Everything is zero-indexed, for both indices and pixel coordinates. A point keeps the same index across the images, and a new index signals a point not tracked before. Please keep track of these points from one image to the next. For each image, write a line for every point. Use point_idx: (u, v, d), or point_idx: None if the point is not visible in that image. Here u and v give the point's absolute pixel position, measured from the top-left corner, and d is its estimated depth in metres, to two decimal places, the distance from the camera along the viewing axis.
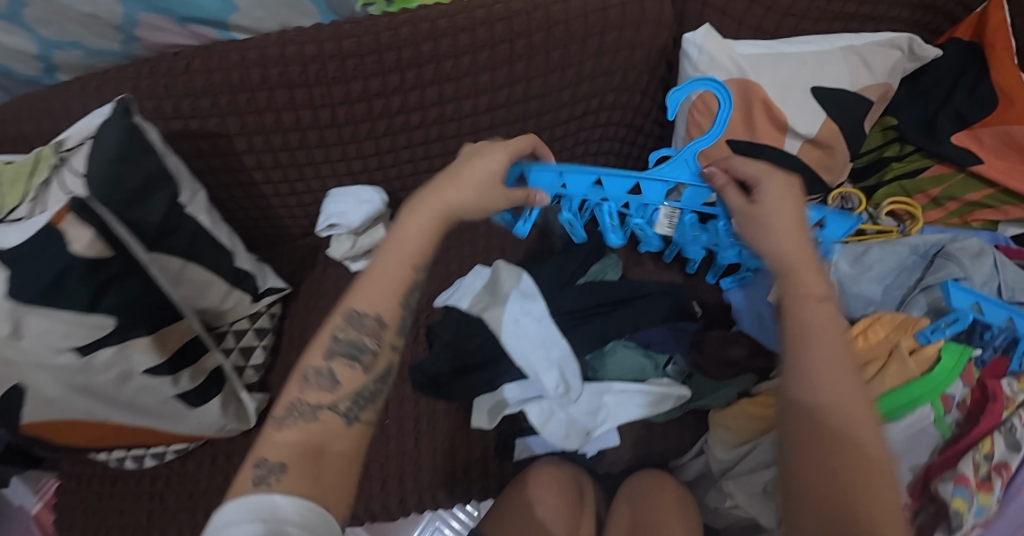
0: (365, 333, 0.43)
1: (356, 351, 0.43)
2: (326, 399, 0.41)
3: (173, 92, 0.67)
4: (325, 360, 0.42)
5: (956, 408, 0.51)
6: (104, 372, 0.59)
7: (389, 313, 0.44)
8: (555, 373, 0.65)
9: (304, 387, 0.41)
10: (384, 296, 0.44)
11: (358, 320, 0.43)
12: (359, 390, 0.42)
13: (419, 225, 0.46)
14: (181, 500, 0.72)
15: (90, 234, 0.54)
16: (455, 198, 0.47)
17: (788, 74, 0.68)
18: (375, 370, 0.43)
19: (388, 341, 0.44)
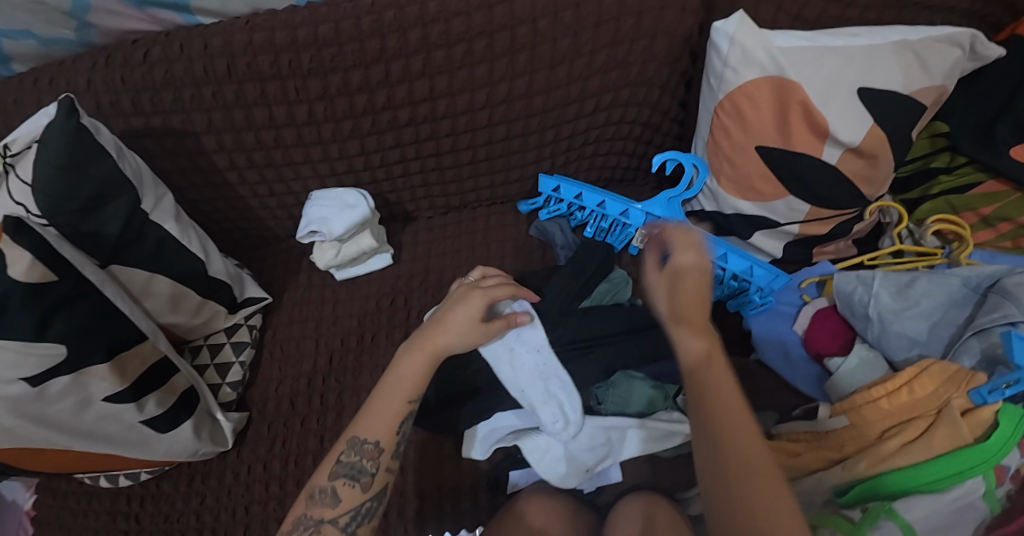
0: (365, 456, 0.47)
1: (356, 471, 0.47)
2: (328, 515, 0.45)
3: (133, 86, 0.60)
4: (328, 480, 0.46)
5: (1009, 479, 0.43)
6: (60, 401, 0.54)
7: (388, 439, 0.48)
8: (553, 407, 0.59)
9: (310, 503, 0.45)
10: (385, 428, 0.48)
11: (358, 447, 0.47)
12: (359, 506, 0.46)
13: (412, 368, 0.50)
14: (156, 523, 0.68)
15: (29, 256, 0.46)
16: (447, 337, 0.51)
17: (834, 70, 0.58)
18: (374, 487, 0.47)
19: (386, 463, 0.48)
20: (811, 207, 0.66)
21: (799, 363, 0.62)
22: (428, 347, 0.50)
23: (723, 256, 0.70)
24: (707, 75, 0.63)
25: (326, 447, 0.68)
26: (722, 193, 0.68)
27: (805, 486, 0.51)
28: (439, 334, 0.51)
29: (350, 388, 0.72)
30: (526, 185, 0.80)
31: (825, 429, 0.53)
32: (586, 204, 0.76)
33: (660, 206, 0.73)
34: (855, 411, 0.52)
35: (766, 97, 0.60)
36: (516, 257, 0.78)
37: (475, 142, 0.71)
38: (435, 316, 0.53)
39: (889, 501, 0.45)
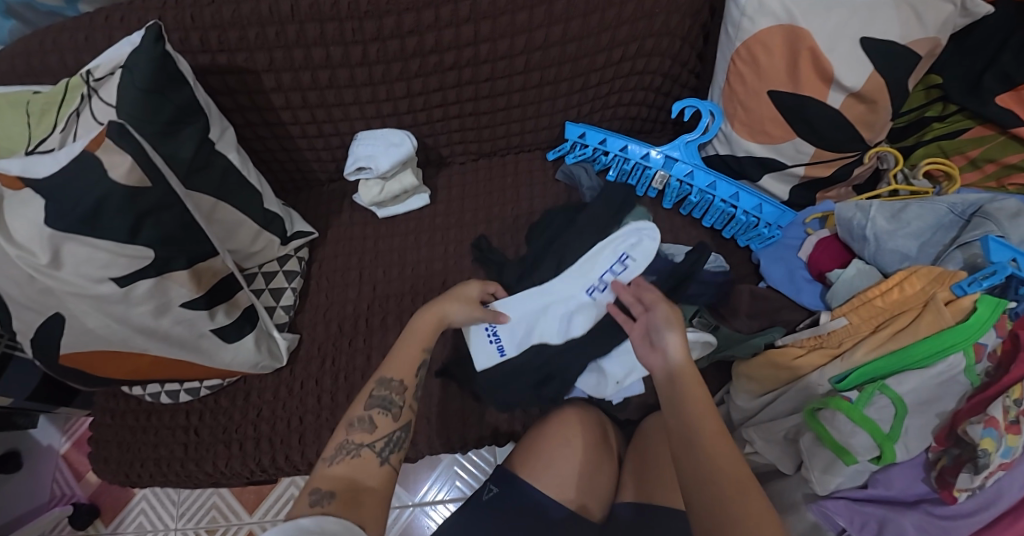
0: (393, 391, 0.54)
1: (386, 402, 0.53)
2: (366, 439, 0.50)
3: (201, 24, 0.64)
4: (364, 410, 0.52)
5: (987, 357, 0.51)
6: (142, 304, 0.59)
7: (411, 378, 0.56)
8: (583, 314, 0.70)
9: (350, 430, 0.50)
10: (403, 368, 0.56)
11: (387, 384, 0.54)
12: (390, 434, 0.52)
13: (422, 325, 0.59)
14: (215, 434, 0.74)
15: (128, 161, 0.51)
16: (451, 310, 0.62)
17: (839, 22, 0.64)
18: (402, 418, 0.54)
19: (408, 400, 0.55)
20: (815, 148, 0.72)
21: (804, 284, 0.71)
22: (436, 312, 0.61)
23: (734, 195, 0.79)
24: (726, 25, 0.71)
25: (373, 364, 0.76)
26: (735, 136, 0.76)
27: (813, 380, 0.60)
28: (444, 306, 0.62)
29: (393, 311, 0.79)
30: (552, 133, 0.87)
31: (826, 331, 0.61)
32: (609, 149, 0.82)
33: (679, 149, 0.81)
34: (854, 311, 0.60)
35: (779, 44, 0.67)
36: (544, 198, 0.86)
37: (510, 87, 0.77)
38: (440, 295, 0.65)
39: (883, 380, 0.54)
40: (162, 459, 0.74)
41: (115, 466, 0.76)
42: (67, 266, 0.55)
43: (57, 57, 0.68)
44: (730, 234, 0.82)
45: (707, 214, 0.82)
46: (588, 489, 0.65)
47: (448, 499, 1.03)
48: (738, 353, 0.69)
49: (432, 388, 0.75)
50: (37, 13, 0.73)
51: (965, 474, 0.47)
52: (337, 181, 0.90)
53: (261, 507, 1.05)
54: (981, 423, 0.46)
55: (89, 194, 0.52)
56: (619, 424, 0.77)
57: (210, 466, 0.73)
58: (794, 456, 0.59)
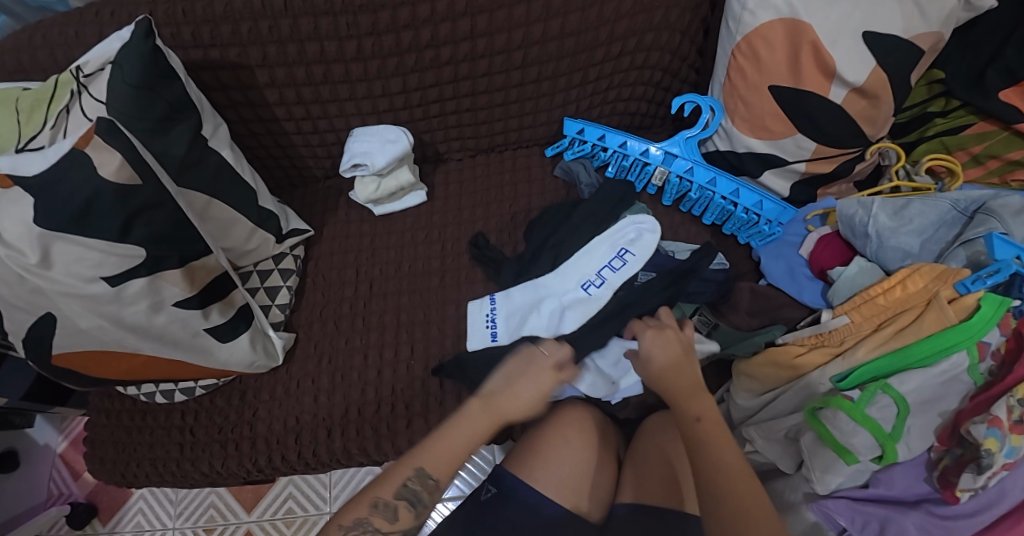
0: (425, 489, 0.53)
1: (416, 499, 0.53)
2: (384, 527, 0.51)
3: (192, 18, 0.63)
4: (392, 497, 0.52)
5: (990, 356, 0.51)
6: (134, 304, 0.58)
7: (447, 480, 0.54)
8: (574, 311, 0.70)
9: (372, 510, 0.52)
10: (448, 468, 0.54)
11: (423, 480, 0.53)
12: (410, 529, 0.53)
13: (486, 422, 0.56)
14: (211, 434, 0.73)
15: (118, 160, 0.51)
16: (524, 399, 0.58)
17: (841, 16, 0.63)
18: (422, 519, 0.54)
19: (437, 495, 0.54)
20: (817, 144, 0.72)
21: (805, 282, 0.70)
22: (504, 410, 0.57)
23: (735, 192, 0.78)
24: (727, 19, 0.69)
25: (371, 363, 0.76)
26: (735, 132, 0.75)
27: (813, 378, 0.59)
28: (521, 388, 0.58)
29: (391, 310, 0.79)
30: (551, 129, 0.86)
31: (828, 329, 0.60)
32: (608, 145, 0.82)
33: (678, 145, 0.80)
34: (856, 310, 0.59)
35: (779, 39, 0.66)
36: (543, 195, 0.85)
37: (508, 83, 0.76)
38: (502, 376, 0.60)
39: (885, 379, 0.53)
40: (158, 459, 0.74)
41: (111, 466, 0.75)
42: (57, 266, 0.54)
43: (46, 53, 0.67)
44: (730, 230, 0.80)
45: (707, 211, 0.81)
46: (588, 488, 0.65)
47: (447, 497, 1.02)
48: (738, 351, 0.68)
49: (429, 388, 0.74)
50: (26, 7, 0.72)
51: (968, 474, 0.47)
52: (333, 178, 0.89)
53: (260, 506, 1.05)
54: (985, 423, 0.46)
55: (78, 192, 0.51)
56: (619, 423, 0.77)
57: (206, 466, 0.72)
58: (794, 455, 0.59)
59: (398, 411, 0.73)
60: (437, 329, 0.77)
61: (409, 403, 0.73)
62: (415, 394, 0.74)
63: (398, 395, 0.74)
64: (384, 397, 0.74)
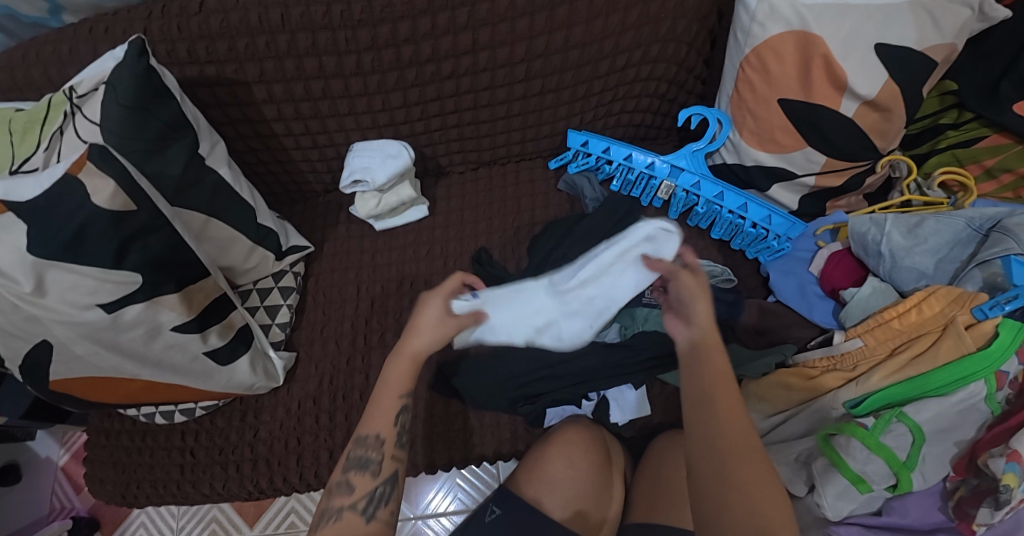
0: (370, 448, 0.50)
1: (363, 461, 0.49)
2: (346, 502, 0.47)
3: (188, 35, 0.61)
4: (342, 474, 0.49)
5: (1008, 384, 0.50)
6: (132, 329, 0.57)
7: (389, 430, 0.50)
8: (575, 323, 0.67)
9: (330, 496, 0.48)
10: (382, 420, 0.50)
11: (364, 442, 0.50)
12: (372, 492, 0.48)
13: (396, 369, 0.51)
14: (212, 455, 0.73)
15: (111, 186, 0.50)
16: (419, 345, 0.52)
17: (851, 29, 0.61)
18: (383, 472, 0.49)
19: (389, 452, 0.50)
20: (827, 157, 0.70)
21: (816, 301, 0.69)
22: (408, 351, 0.52)
23: (742, 206, 0.77)
24: (735, 31, 0.67)
25: (371, 383, 0.75)
26: (743, 145, 0.73)
27: (825, 403, 0.58)
28: (412, 340, 0.52)
29: (392, 327, 0.78)
30: (554, 140, 0.85)
31: (840, 353, 0.60)
32: (613, 158, 0.80)
33: (685, 158, 0.78)
34: (870, 333, 0.58)
35: (790, 51, 0.65)
36: (546, 208, 0.83)
37: (510, 95, 0.74)
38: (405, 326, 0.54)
39: (900, 407, 0.52)
40: (158, 480, 0.73)
41: (111, 487, 0.75)
42: (52, 294, 0.53)
43: (41, 71, 0.66)
44: (739, 246, 0.79)
45: (714, 226, 0.80)
46: (594, 510, 0.64)
47: (451, 511, 1.01)
48: (747, 373, 0.65)
49: None
50: (20, 24, 0.69)
51: (986, 508, 0.45)
52: (333, 192, 0.88)
53: (262, 521, 1.04)
54: (1004, 456, 0.44)
55: (71, 219, 0.49)
56: (624, 441, 0.76)
57: (207, 487, 0.72)
58: (806, 479, 0.56)
59: None
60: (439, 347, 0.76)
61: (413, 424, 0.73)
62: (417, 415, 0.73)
63: None
64: None
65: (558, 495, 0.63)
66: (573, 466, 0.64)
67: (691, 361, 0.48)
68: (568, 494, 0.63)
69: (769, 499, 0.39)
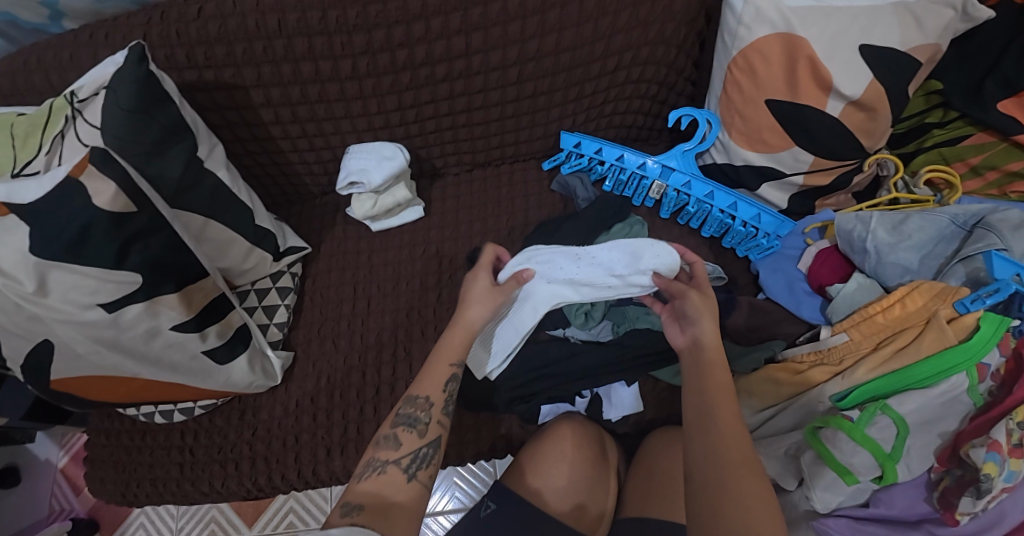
0: (420, 408, 0.53)
1: (411, 420, 0.52)
2: (392, 456, 0.49)
3: (187, 41, 0.63)
4: (390, 428, 0.52)
5: (989, 377, 0.51)
6: (133, 328, 0.58)
7: (438, 394, 0.54)
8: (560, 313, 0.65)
9: (376, 448, 0.50)
10: (434, 385, 0.54)
11: (412, 401, 0.54)
12: (417, 451, 0.51)
13: (451, 341, 0.56)
14: (211, 454, 0.74)
15: (112, 188, 0.51)
16: (474, 318, 0.57)
17: (835, 31, 0.63)
18: (429, 434, 0.52)
19: (435, 415, 0.54)
20: (814, 157, 0.71)
21: (804, 298, 0.70)
22: (463, 324, 0.57)
23: (732, 205, 0.78)
24: (722, 33, 0.69)
25: (368, 381, 0.76)
26: (732, 145, 0.74)
27: (813, 396, 0.59)
28: (469, 312, 0.58)
29: (389, 326, 0.79)
30: (548, 142, 0.86)
31: (827, 347, 0.61)
32: (605, 158, 0.82)
33: (676, 158, 0.80)
34: (855, 327, 0.59)
35: (775, 52, 0.66)
36: (540, 208, 0.85)
37: (504, 98, 0.76)
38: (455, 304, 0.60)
39: (884, 399, 0.53)
40: (158, 479, 0.74)
41: (112, 486, 0.76)
42: (54, 294, 0.54)
43: (42, 75, 0.67)
44: (730, 245, 0.80)
45: (705, 224, 0.81)
46: (589, 506, 0.65)
47: (450, 509, 1.02)
48: (738, 368, 0.67)
49: None
50: (21, 31, 0.70)
51: (968, 498, 0.46)
52: (330, 194, 0.89)
53: (261, 521, 1.05)
54: (985, 446, 0.45)
55: (73, 220, 0.51)
56: (618, 438, 0.77)
57: (206, 485, 0.73)
58: (795, 472, 0.58)
59: None
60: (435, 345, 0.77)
61: None
62: None
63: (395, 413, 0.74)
64: (383, 415, 0.74)
65: (552, 489, 0.64)
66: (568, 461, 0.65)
67: (699, 375, 0.50)
68: (563, 489, 0.64)
69: (757, 494, 0.40)
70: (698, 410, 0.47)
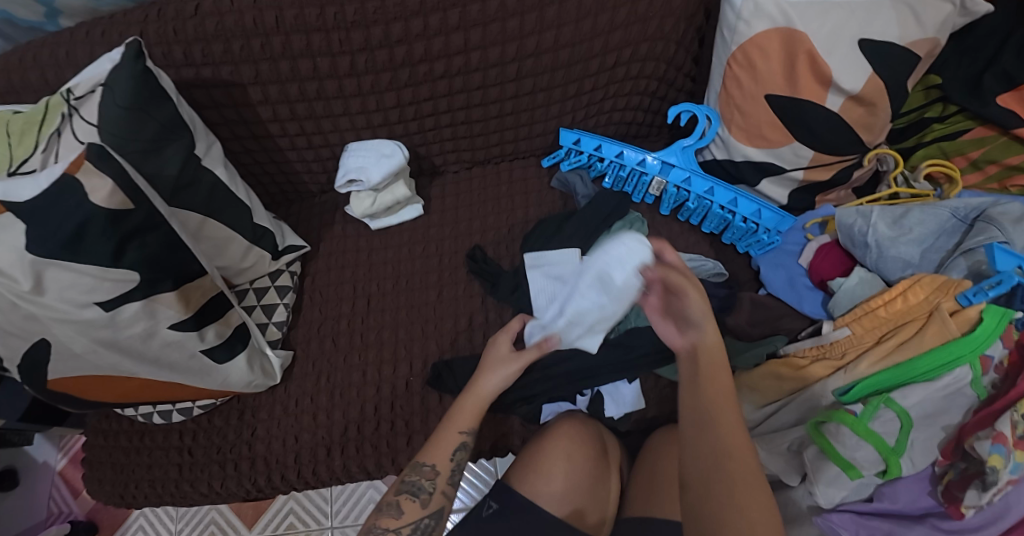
0: (424, 477, 0.56)
1: (415, 489, 0.55)
2: (393, 524, 0.53)
3: (184, 37, 0.62)
4: (394, 494, 0.55)
5: (993, 369, 0.51)
6: (131, 327, 0.58)
7: (444, 463, 0.56)
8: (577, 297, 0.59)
9: (378, 515, 0.54)
10: (440, 453, 0.57)
11: (418, 468, 0.56)
12: (418, 521, 0.54)
13: (464, 407, 0.58)
14: (210, 454, 0.73)
15: (109, 185, 0.50)
16: (488, 387, 0.59)
17: (835, 25, 0.63)
18: (431, 505, 0.55)
19: (440, 486, 0.56)
20: (815, 152, 0.71)
21: (805, 293, 0.70)
22: (475, 390, 0.59)
23: (732, 201, 0.77)
24: (721, 28, 0.69)
25: (368, 381, 0.75)
26: (732, 141, 0.74)
27: (816, 390, 0.59)
28: (483, 380, 0.60)
29: (389, 326, 0.78)
30: (547, 140, 0.86)
31: (829, 341, 0.60)
32: (605, 155, 0.81)
33: (675, 154, 0.79)
34: (858, 321, 0.59)
35: (775, 47, 0.66)
36: (540, 206, 0.84)
37: (503, 95, 0.75)
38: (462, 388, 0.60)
39: (888, 392, 0.53)
40: (157, 480, 0.73)
41: (109, 487, 0.75)
42: (50, 292, 0.53)
43: (38, 73, 0.67)
44: (732, 241, 0.79)
45: (705, 220, 0.80)
46: (591, 504, 0.64)
47: (452, 509, 1.02)
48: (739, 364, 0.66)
49: (428, 404, 0.73)
50: (17, 29, 0.70)
51: (973, 492, 0.46)
52: (328, 192, 0.88)
53: (261, 522, 1.04)
54: (989, 439, 0.45)
55: (69, 217, 0.50)
56: (621, 436, 0.76)
57: (204, 486, 0.72)
58: (798, 468, 0.57)
59: (397, 428, 0.73)
60: (436, 344, 0.77)
61: (409, 421, 0.73)
62: (414, 411, 0.73)
63: (396, 412, 0.73)
64: (383, 415, 0.73)
65: (553, 488, 0.64)
66: (570, 458, 0.65)
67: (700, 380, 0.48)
68: (564, 488, 0.64)
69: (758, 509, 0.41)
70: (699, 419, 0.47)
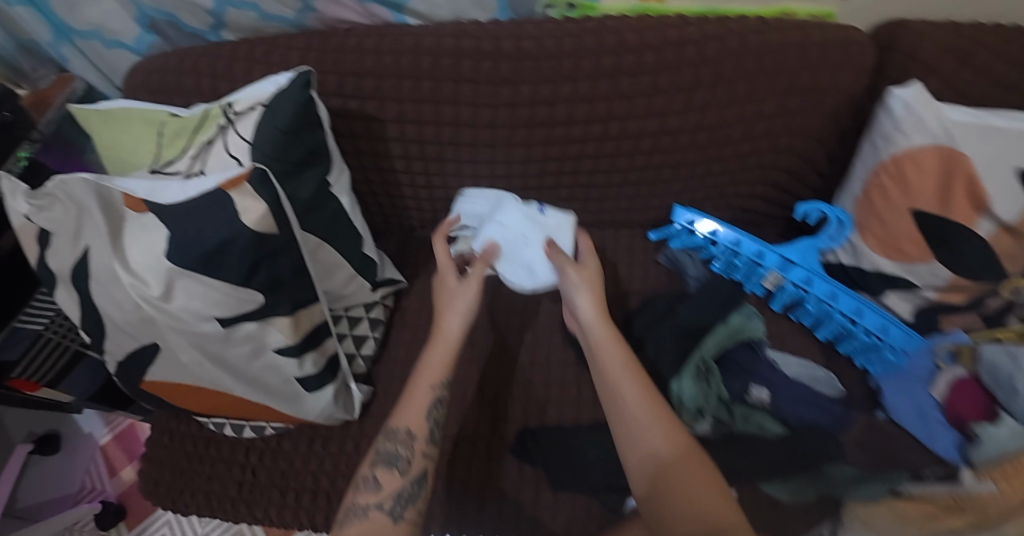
0: (399, 444, 0.55)
1: (392, 457, 0.54)
2: (372, 502, 0.50)
3: (341, 69, 0.64)
4: (371, 471, 0.53)
5: None
6: (240, 345, 0.57)
7: (419, 426, 0.56)
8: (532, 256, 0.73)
9: (357, 494, 0.52)
10: (415, 416, 0.56)
11: (392, 437, 0.55)
12: (400, 492, 0.52)
13: (436, 357, 0.60)
14: (273, 478, 0.71)
15: (261, 208, 0.51)
16: (452, 328, 0.62)
17: (994, 152, 0.60)
18: (411, 473, 0.53)
19: (419, 450, 0.55)
20: (952, 274, 0.66)
21: (938, 428, 0.64)
22: (443, 338, 0.61)
23: (856, 310, 0.73)
24: (873, 134, 0.67)
25: (446, 434, 0.72)
26: (863, 247, 0.71)
27: None
28: (445, 323, 0.62)
29: (475, 378, 0.76)
30: (658, 213, 0.84)
31: (967, 493, 0.49)
32: (720, 240, 0.80)
33: (796, 252, 0.77)
34: (1007, 478, 0.47)
35: (932, 164, 0.63)
36: (644, 280, 0.82)
37: (631, 166, 0.74)
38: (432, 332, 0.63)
39: None
40: (214, 493, 0.71)
41: (164, 491, 0.73)
42: (177, 300, 0.53)
43: (193, 79, 0.69)
44: (848, 350, 0.74)
45: (821, 325, 0.76)
46: None
47: None
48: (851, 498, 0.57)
49: (505, 469, 0.70)
50: (179, 33, 0.73)
51: None
52: (430, 228, 0.89)
53: None
54: None
55: (217, 233, 0.50)
56: None
57: (261, 510, 0.70)
58: None
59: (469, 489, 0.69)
60: (520, 406, 0.73)
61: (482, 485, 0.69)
62: (488, 476, 0.70)
63: (469, 471, 0.70)
64: (456, 472, 0.70)
65: None
66: None
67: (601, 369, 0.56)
68: None
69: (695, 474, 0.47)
70: (617, 417, 0.52)
